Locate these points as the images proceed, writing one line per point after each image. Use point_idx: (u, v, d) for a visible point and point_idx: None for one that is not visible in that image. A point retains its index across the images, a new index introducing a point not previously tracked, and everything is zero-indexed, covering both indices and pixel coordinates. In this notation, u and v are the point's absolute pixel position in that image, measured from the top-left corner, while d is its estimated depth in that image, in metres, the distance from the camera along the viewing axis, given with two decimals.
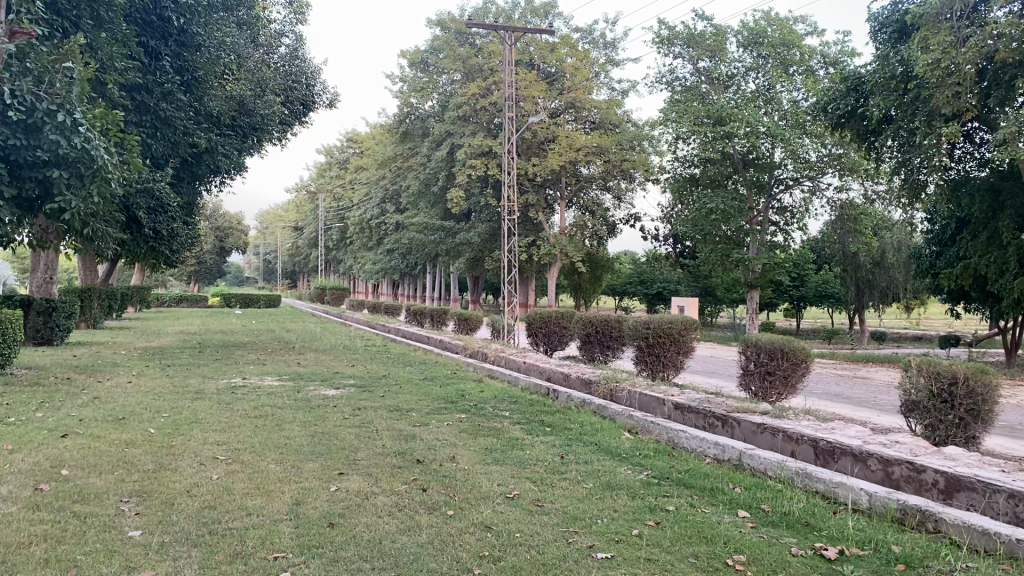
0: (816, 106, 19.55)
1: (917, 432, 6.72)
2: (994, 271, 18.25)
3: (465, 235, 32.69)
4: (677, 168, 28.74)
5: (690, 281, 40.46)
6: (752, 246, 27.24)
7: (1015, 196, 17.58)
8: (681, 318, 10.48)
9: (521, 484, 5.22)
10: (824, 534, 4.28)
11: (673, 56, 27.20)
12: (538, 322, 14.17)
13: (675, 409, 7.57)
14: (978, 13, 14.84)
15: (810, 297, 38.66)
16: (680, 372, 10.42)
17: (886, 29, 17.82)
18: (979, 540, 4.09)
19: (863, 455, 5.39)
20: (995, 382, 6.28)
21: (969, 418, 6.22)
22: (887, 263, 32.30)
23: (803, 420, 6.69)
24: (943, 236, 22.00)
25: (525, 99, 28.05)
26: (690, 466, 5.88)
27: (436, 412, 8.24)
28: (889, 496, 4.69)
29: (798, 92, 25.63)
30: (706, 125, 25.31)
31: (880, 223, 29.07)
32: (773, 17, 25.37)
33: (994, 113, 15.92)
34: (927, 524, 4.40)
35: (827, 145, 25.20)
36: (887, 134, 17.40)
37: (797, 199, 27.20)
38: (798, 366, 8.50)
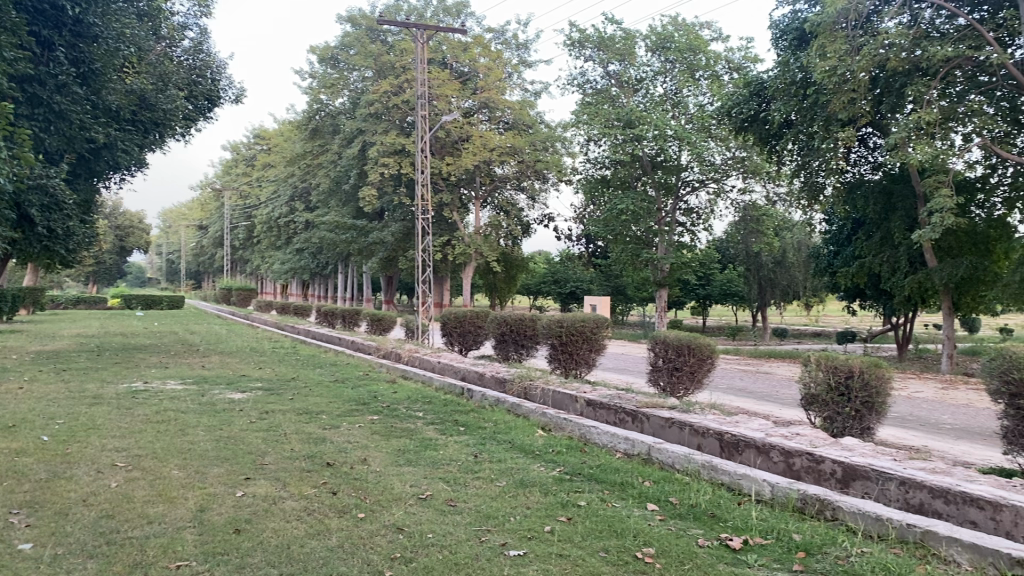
0: (721, 109, 20.09)
1: (816, 424, 6.99)
2: (887, 270, 19.19)
3: (377, 234, 32.36)
4: (589, 170, 29.12)
5: (602, 280, 41.13)
6: (661, 247, 27.84)
7: (905, 199, 18.51)
8: (593, 317, 10.61)
9: (433, 485, 5.19)
10: (729, 525, 4.40)
11: (584, 58, 27.50)
12: (453, 321, 14.13)
13: (587, 406, 7.67)
14: (871, 23, 15.52)
15: (715, 295, 39.79)
16: (593, 370, 10.57)
17: (786, 36, 18.44)
18: (872, 526, 4.29)
19: (766, 448, 5.57)
20: (887, 375, 6.61)
21: (864, 410, 6.53)
22: (787, 262, 33.59)
23: (709, 414, 6.87)
24: (840, 236, 22.99)
25: (438, 98, 27.86)
26: (601, 461, 5.97)
27: (347, 415, 8.12)
28: (790, 485, 4.86)
29: (703, 97, 26.30)
30: (616, 127, 25.74)
31: (782, 225, 30.14)
32: (679, 22, 25.97)
33: (886, 119, 16.71)
34: (825, 512, 4.58)
35: (731, 148, 26.00)
36: (788, 138, 18.02)
37: (703, 200, 27.98)
38: (704, 361, 8.75)
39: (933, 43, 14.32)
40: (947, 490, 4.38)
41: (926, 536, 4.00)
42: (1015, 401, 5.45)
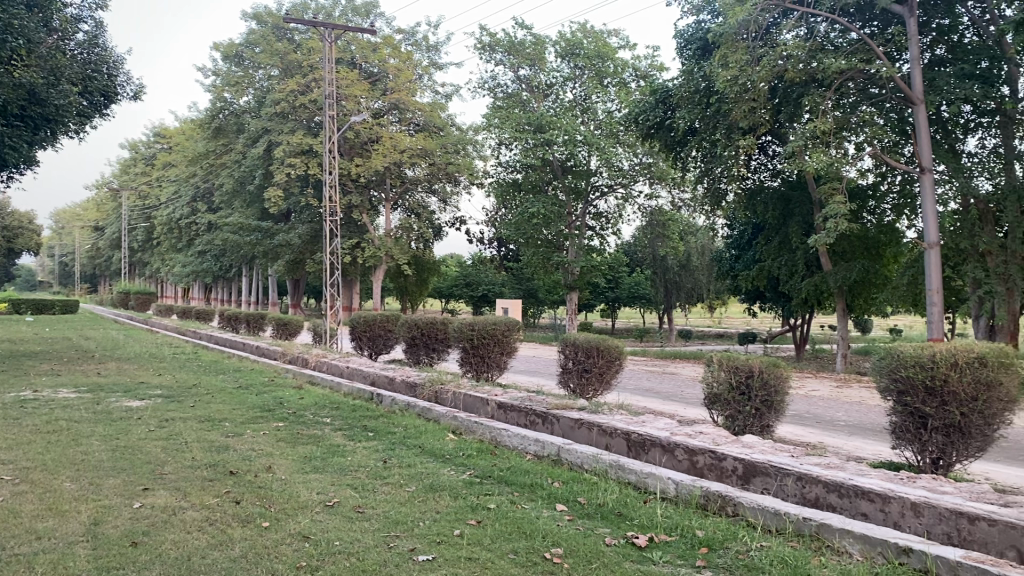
0: (628, 115, 20.45)
1: (719, 423, 7.18)
2: (785, 273, 19.96)
3: (284, 236, 31.74)
4: (500, 173, 29.13)
5: (514, 283, 41.37)
6: (571, 250, 28.22)
7: (801, 206, 19.28)
8: (504, 320, 10.66)
9: (341, 491, 5.11)
10: (636, 523, 4.48)
11: (494, 62, 27.56)
12: (362, 325, 13.95)
13: (498, 408, 7.70)
14: (770, 35, 15.98)
15: (624, 298, 40.60)
16: (505, 373, 10.64)
17: (690, 45, 18.92)
18: (771, 521, 4.44)
19: (671, 446, 5.71)
20: (785, 375, 6.87)
21: (764, 408, 6.77)
22: (692, 266, 34.50)
23: (617, 415, 6.99)
24: (742, 240, 23.79)
25: (347, 98, 27.40)
26: (511, 464, 5.99)
27: (251, 422, 7.91)
28: (694, 483, 4.99)
29: (611, 103, 26.81)
30: (527, 131, 25.97)
31: (687, 229, 30.94)
32: (588, 29, 26.31)
33: (784, 128, 17.37)
34: (727, 509, 4.71)
35: (638, 154, 26.55)
36: (692, 145, 18.50)
37: (612, 205, 28.50)
38: (612, 363, 8.92)
39: (827, 56, 14.94)
40: (840, 484, 4.57)
41: (820, 528, 4.17)
42: (903, 398, 5.73)
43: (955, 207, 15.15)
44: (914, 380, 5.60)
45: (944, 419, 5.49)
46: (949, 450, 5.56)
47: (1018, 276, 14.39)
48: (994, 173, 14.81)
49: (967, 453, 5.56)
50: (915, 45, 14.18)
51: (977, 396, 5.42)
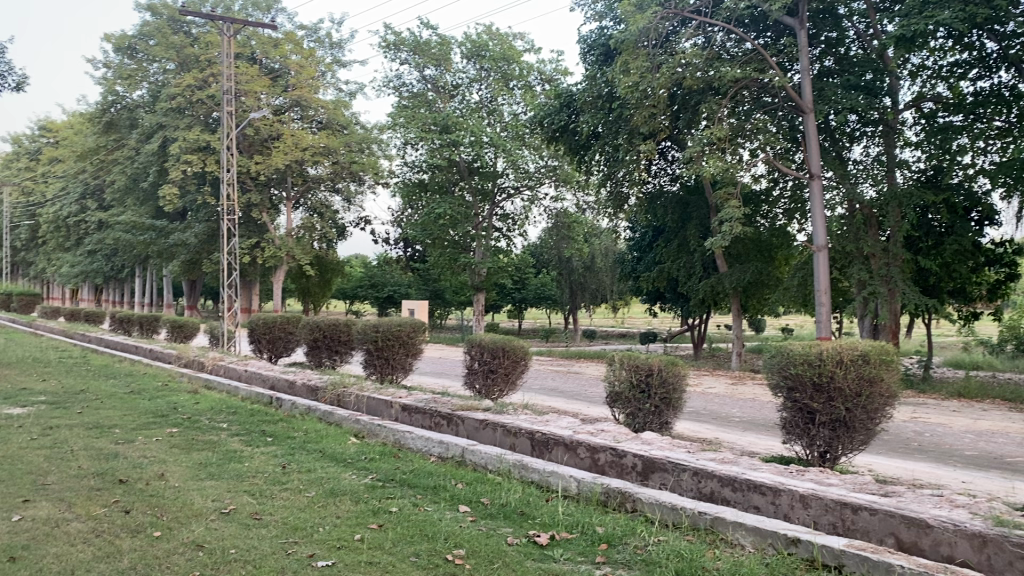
0: (533, 118, 20.61)
1: (621, 421, 7.31)
2: (684, 275, 20.56)
3: (180, 236, 30.70)
4: (406, 173, 28.82)
5: (420, 284, 41.15)
6: (478, 251, 28.27)
7: (699, 209, 19.89)
8: (410, 321, 10.62)
9: (237, 498, 4.98)
10: (537, 522, 4.52)
11: (399, 61, 27.34)
12: (261, 327, 13.63)
13: (402, 411, 7.66)
14: (670, 43, 16.37)
15: (530, 299, 40.94)
16: (410, 374, 10.58)
17: (593, 50, 19.23)
18: (668, 515, 4.55)
19: (573, 444, 5.80)
20: (682, 373, 7.08)
21: (662, 406, 6.97)
22: (596, 267, 35.08)
23: (521, 415, 7.05)
24: (643, 242, 24.36)
25: (246, 94, 26.61)
26: (414, 466, 5.95)
27: (142, 428, 7.62)
28: (595, 480, 5.07)
29: (517, 105, 27.03)
30: (432, 132, 25.91)
31: (591, 232, 31.43)
32: (493, 31, 26.38)
33: (683, 133, 17.87)
34: (626, 505, 4.81)
35: (544, 157, 26.82)
36: (595, 149, 18.80)
37: (518, 207, 28.71)
38: (517, 363, 8.99)
39: (723, 64, 15.43)
40: (734, 478, 4.73)
41: (715, 522, 4.30)
42: (792, 395, 5.97)
43: (842, 212, 15.87)
44: (803, 376, 5.84)
45: (831, 414, 5.75)
46: (835, 444, 5.84)
47: (899, 278, 15.19)
48: (878, 180, 15.61)
49: (851, 446, 5.84)
50: (805, 56, 14.82)
51: (861, 392, 5.70)
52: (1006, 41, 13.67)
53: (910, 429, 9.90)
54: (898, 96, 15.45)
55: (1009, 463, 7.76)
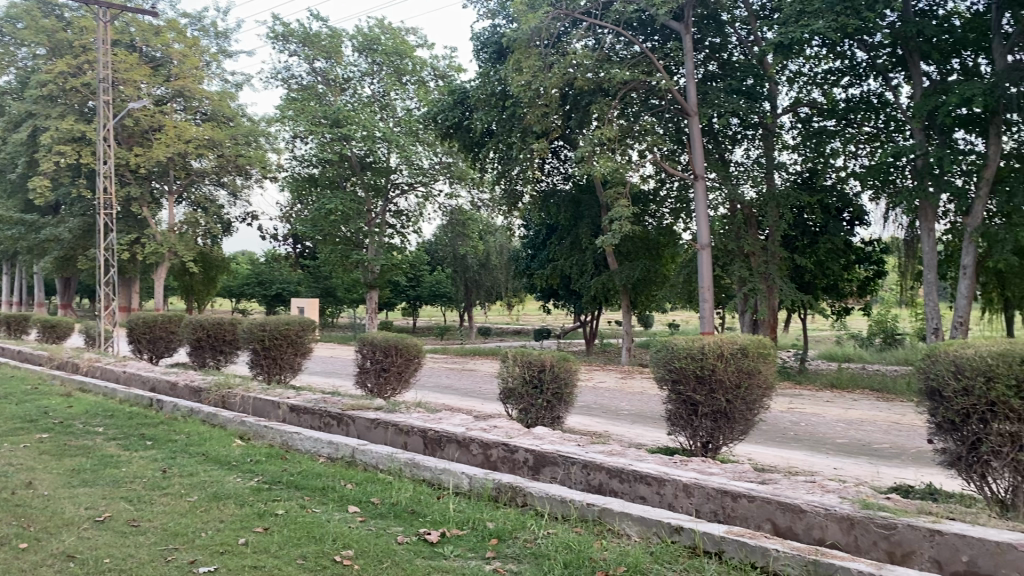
0: (426, 115, 20.50)
1: (513, 417, 7.39)
2: (576, 272, 20.93)
3: (52, 230, 29.05)
4: (295, 168, 28.13)
5: (311, 282, 40.26)
6: (370, 248, 27.92)
7: (591, 208, 20.30)
8: (298, 319, 10.41)
9: (113, 505, 4.76)
10: (428, 520, 4.51)
11: (288, 53, 26.64)
12: (141, 326, 13.08)
13: (290, 411, 7.52)
14: (562, 43, 16.56)
15: (424, 296, 40.75)
16: (298, 374, 10.38)
17: (486, 48, 19.32)
18: (557, 508, 4.62)
19: (465, 441, 5.82)
20: (574, 369, 7.22)
21: (554, 401, 7.09)
22: (491, 265, 35.24)
23: (412, 413, 7.01)
24: (537, 240, 24.63)
25: (125, 83, 25.36)
26: (303, 467, 5.83)
27: (9, 434, 7.18)
28: (486, 476, 5.09)
29: (410, 101, 26.84)
30: (322, 125, 25.40)
31: (486, 229, 31.51)
32: (386, 25, 26.11)
33: (575, 133, 18.18)
34: (517, 499, 4.85)
35: (438, 154, 26.74)
36: (489, 146, 18.83)
37: (412, 204, 28.49)
38: (409, 361, 8.96)
39: (613, 66, 15.75)
40: (621, 470, 4.86)
41: (602, 513, 4.39)
42: (677, 387, 6.16)
43: (724, 212, 16.46)
44: (686, 369, 6.04)
45: (712, 406, 5.98)
46: (716, 435, 6.07)
47: (777, 275, 15.92)
48: (758, 181, 16.27)
49: (732, 436, 6.10)
50: (690, 61, 15.27)
51: (741, 384, 5.96)
52: (875, 51, 14.53)
53: (787, 419, 10.37)
54: (776, 101, 16.17)
55: (875, 449, 8.25)
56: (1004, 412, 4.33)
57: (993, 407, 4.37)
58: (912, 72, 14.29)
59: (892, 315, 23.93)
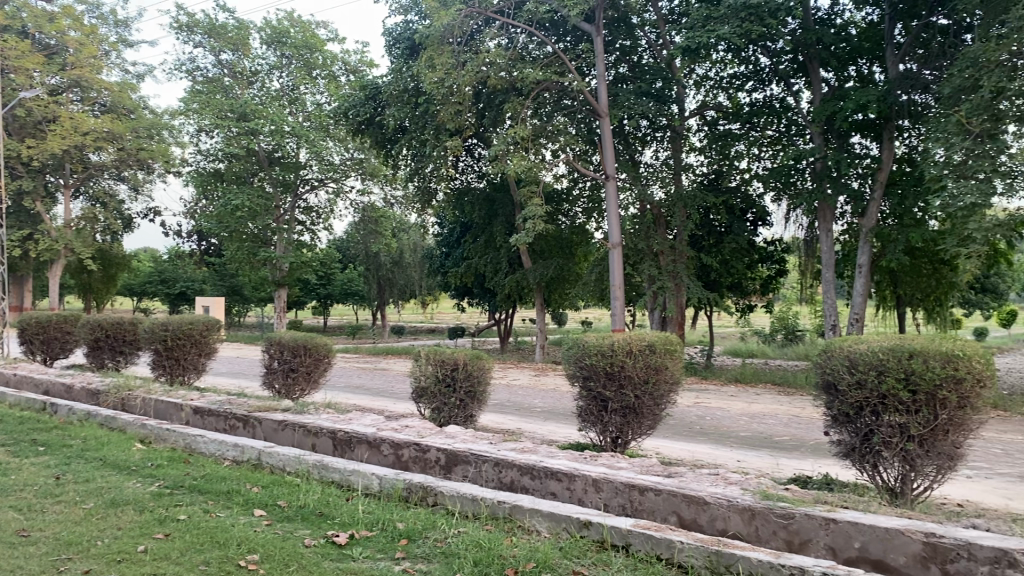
0: (337, 110, 20.17)
1: (424, 415, 7.35)
2: (490, 270, 21.01)
3: None
4: (200, 162, 27.27)
5: (217, 280, 39.12)
6: (279, 245, 27.37)
7: (505, 207, 20.40)
8: (202, 319, 10.11)
9: (1, 515, 4.53)
10: (337, 522, 4.44)
11: (193, 44, 25.80)
12: (33, 327, 12.47)
13: (194, 414, 7.31)
14: (475, 41, 16.54)
15: (336, 295, 40.15)
16: (203, 375, 10.09)
17: (398, 44, 19.17)
18: (468, 506, 4.62)
19: (376, 441, 5.77)
20: (486, 366, 7.25)
21: (467, 399, 7.11)
22: (404, 263, 34.96)
23: (322, 414, 6.90)
24: (451, 238, 24.59)
25: (16, 70, 23.88)
26: (206, 471, 5.66)
27: None
28: (396, 476, 5.04)
29: (320, 96, 26.37)
30: (229, 119, 24.76)
31: (399, 227, 31.27)
32: (295, 18, 25.59)
33: (488, 131, 18.23)
34: (428, 499, 4.82)
35: (350, 149, 26.37)
36: (401, 143, 18.68)
37: (322, 200, 28.01)
38: (319, 361, 8.83)
39: (525, 66, 15.85)
40: (532, 466, 4.90)
41: (512, 510, 4.42)
42: (587, 383, 6.25)
43: (634, 212, 16.77)
44: (596, 366, 6.13)
45: (621, 401, 6.09)
46: (625, 429, 6.19)
47: (685, 274, 16.34)
48: (666, 182, 16.65)
49: (640, 431, 6.24)
50: (601, 63, 15.44)
51: (649, 379, 6.11)
52: (777, 57, 15.02)
53: (694, 413, 10.65)
54: (684, 104, 16.58)
55: (776, 442, 8.56)
56: (894, 404, 4.55)
57: (883, 400, 4.59)
58: (812, 78, 14.84)
59: (793, 312, 24.84)
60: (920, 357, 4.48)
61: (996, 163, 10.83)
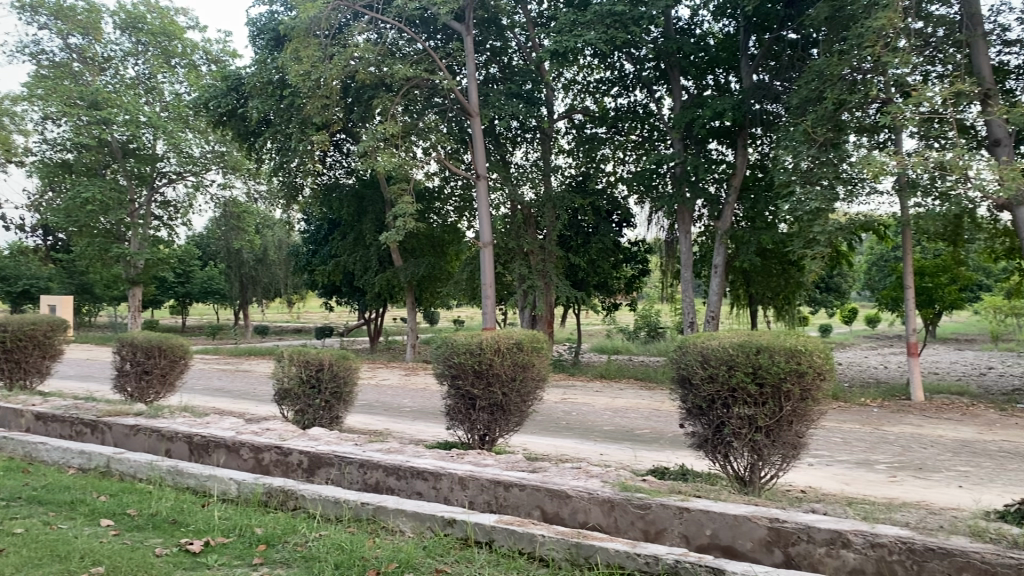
0: (196, 100, 19.33)
1: (288, 417, 7.17)
2: (360, 269, 20.80)
3: None
4: (45, 152, 25.52)
5: (64, 278, 36.76)
6: (133, 241, 26.04)
7: (374, 204, 20.24)
8: (46, 319, 9.50)
9: None
10: (191, 529, 4.28)
11: (37, 26, 24.13)
12: None
13: (36, 420, 6.87)
14: (342, 35, 16.26)
15: (195, 294, 38.52)
16: (46, 378, 9.49)
17: (263, 35, 18.63)
18: (331, 509, 4.54)
19: (236, 445, 5.59)
20: (352, 367, 7.16)
21: (332, 400, 7.01)
22: (269, 260, 33.97)
23: (177, 417, 6.63)
24: (318, 236, 24.14)
25: None
26: (47, 481, 5.32)
27: None
28: (256, 480, 4.90)
29: (180, 85, 25.30)
30: (78, 107, 23.33)
31: (263, 222, 30.38)
32: (152, 3, 24.37)
33: (357, 127, 17.97)
34: (288, 503, 4.70)
35: (211, 142, 25.40)
36: (266, 136, 18.11)
37: (180, 194, 26.84)
38: (175, 363, 8.48)
39: (395, 62, 15.70)
40: (397, 467, 4.87)
41: (376, 511, 4.37)
42: (455, 382, 6.25)
43: (505, 212, 16.92)
44: (464, 365, 6.14)
45: (489, 399, 6.15)
46: (492, 426, 6.27)
47: (553, 273, 16.67)
48: (535, 183, 16.92)
49: (507, 428, 6.34)
50: (472, 62, 15.48)
51: (516, 376, 6.22)
52: (641, 64, 15.49)
53: (560, 409, 10.89)
54: (553, 107, 16.91)
55: (637, 435, 8.88)
56: (743, 397, 4.78)
57: (734, 393, 4.81)
58: (673, 85, 15.42)
59: (655, 310, 25.76)
60: (765, 353, 4.74)
61: (838, 170, 11.61)
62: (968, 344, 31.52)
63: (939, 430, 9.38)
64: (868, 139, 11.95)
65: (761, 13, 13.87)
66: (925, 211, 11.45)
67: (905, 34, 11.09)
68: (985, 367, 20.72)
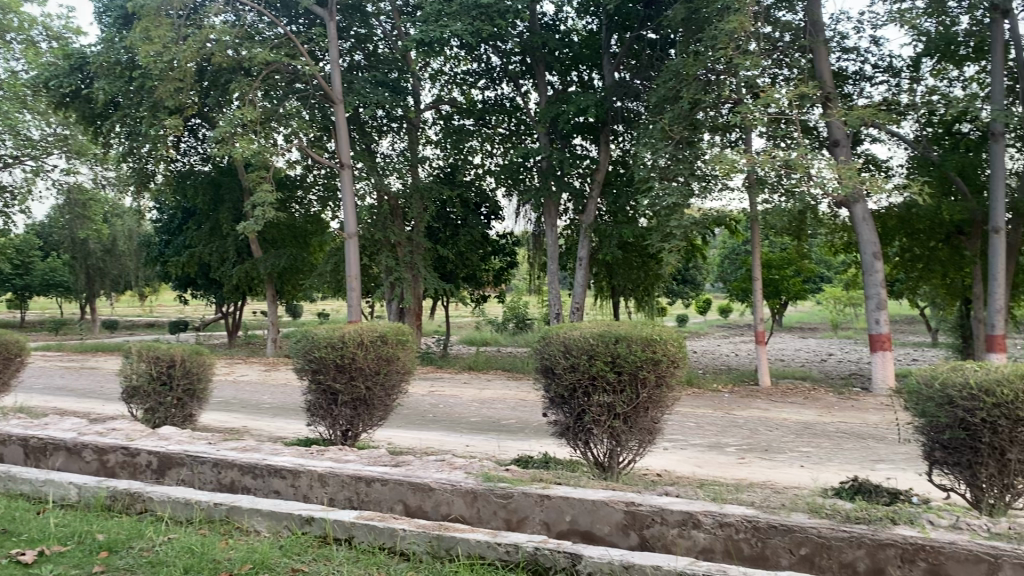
0: (34, 79, 18.00)
1: (136, 416, 6.81)
2: (216, 260, 20.04)
3: None
4: None
5: None
6: None
7: (232, 191, 19.57)
8: None
9: None
10: (23, 538, 3.99)
11: None
12: None
13: None
14: (197, 16, 15.55)
15: (35, 287, 35.93)
16: None
17: (109, 12, 17.57)
18: (181, 510, 4.35)
19: (77, 448, 5.26)
20: (206, 362, 6.89)
21: (185, 397, 6.72)
22: (118, 251, 32.12)
23: (11, 419, 6.17)
24: (171, 225, 23.07)
25: None
26: None
27: None
28: (98, 484, 4.62)
29: (15, 63, 23.49)
30: None
31: (111, 211, 28.69)
32: None
33: (213, 111, 17.24)
34: (134, 506, 4.47)
35: (52, 124, 23.75)
36: (113, 119, 17.11)
37: (18, 179, 24.97)
38: (10, 361, 7.90)
39: (253, 45, 15.16)
40: (254, 465, 4.71)
41: (230, 512, 4.22)
42: (316, 377, 6.10)
43: (372, 202, 16.48)
44: (325, 359, 6.00)
45: (352, 394, 6.05)
46: (355, 421, 6.18)
47: (421, 265, 16.65)
48: (402, 173, 16.67)
49: (370, 422, 6.26)
50: (335, 47, 15.09)
51: (379, 370, 6.13)
52: (507, 58, 15.63)
53: (426, 401, 10.85)
54: (420, 97, 16.78)
55: (501, 425, 8.96)
56: (602, 385, 4.89)
57: (594, 381, 4.91)
58: (538, 80, 15.61)
59: (522, 302, 26.06)
60: (623, 342, 4.87)
61: (693, 167, 12.10)
62: (811, 332, 33.58)
63: (784, 414, 9.93)
64: (721, 138, 12.48)
65: (622, 12, 14.28)
66: (772, 207, 12.07)
67: (755, 38, 11.67)
68: (826, 353, 22.10)
